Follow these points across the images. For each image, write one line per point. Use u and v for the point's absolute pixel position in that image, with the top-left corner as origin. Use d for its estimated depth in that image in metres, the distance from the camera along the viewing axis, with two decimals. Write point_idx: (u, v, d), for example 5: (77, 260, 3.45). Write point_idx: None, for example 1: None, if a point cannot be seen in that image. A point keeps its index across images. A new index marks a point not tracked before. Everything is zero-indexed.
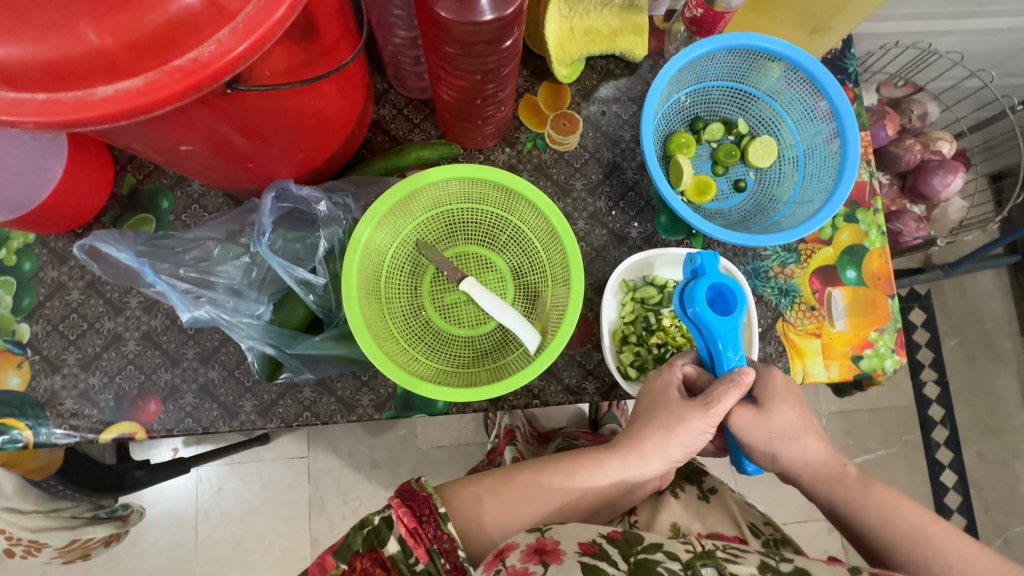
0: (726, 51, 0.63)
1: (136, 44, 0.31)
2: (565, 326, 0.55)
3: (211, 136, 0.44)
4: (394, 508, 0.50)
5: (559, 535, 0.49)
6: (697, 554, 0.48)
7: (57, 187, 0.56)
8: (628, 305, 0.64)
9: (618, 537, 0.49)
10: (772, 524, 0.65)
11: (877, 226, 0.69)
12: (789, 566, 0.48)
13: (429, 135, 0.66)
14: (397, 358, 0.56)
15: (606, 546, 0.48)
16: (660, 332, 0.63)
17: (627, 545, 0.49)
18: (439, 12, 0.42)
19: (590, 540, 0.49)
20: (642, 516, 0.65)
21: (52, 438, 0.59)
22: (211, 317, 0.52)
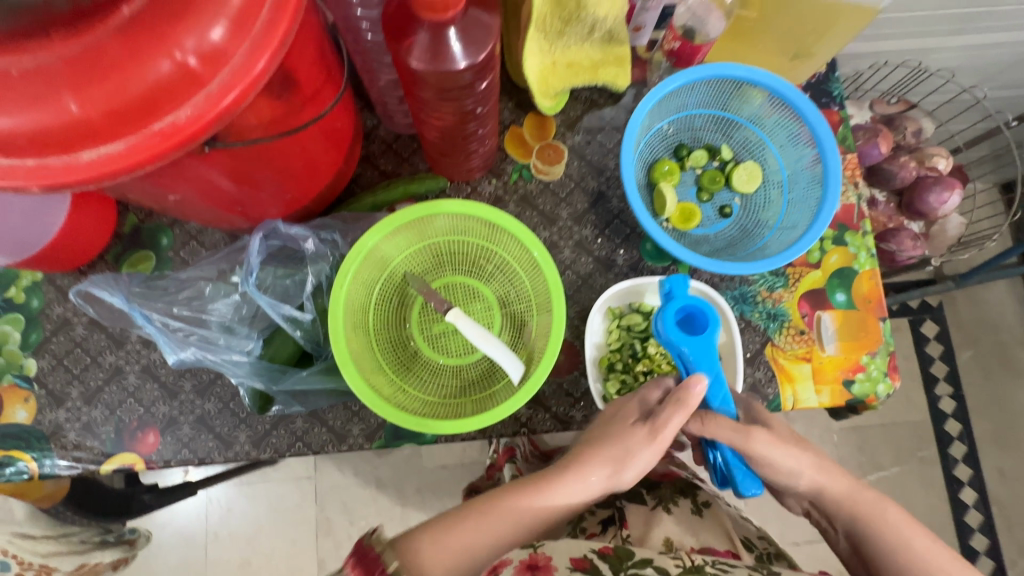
0: (705, 81, 0.63)
1: (117, 112, 0.33)
2: (548, 356, 0.56)
3: (198, 183, 0.46)
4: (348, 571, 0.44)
5: (551, 551, 0.55)
6: (687, 569, 0.55)
7: (61, 230, 0.58)
8: (614, 332, 0.64)
9: (610, 553, 0.55)
10: (766, 538, 0.68)
11: (867, 249, 0.68)
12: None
13: (417, 169, 0.68)
14: (383, 391, 0.57)
15: (596, 562, 0.54)
16: (646, 359, 0.64)
17: (619, 561, 0.54)
18: (412, 63, 0.44)
19: (581, 556, 0.55)
20: (634, 531, 0.66)
21: (56, 470, 0.61)
22: (197, 358, 0.53)
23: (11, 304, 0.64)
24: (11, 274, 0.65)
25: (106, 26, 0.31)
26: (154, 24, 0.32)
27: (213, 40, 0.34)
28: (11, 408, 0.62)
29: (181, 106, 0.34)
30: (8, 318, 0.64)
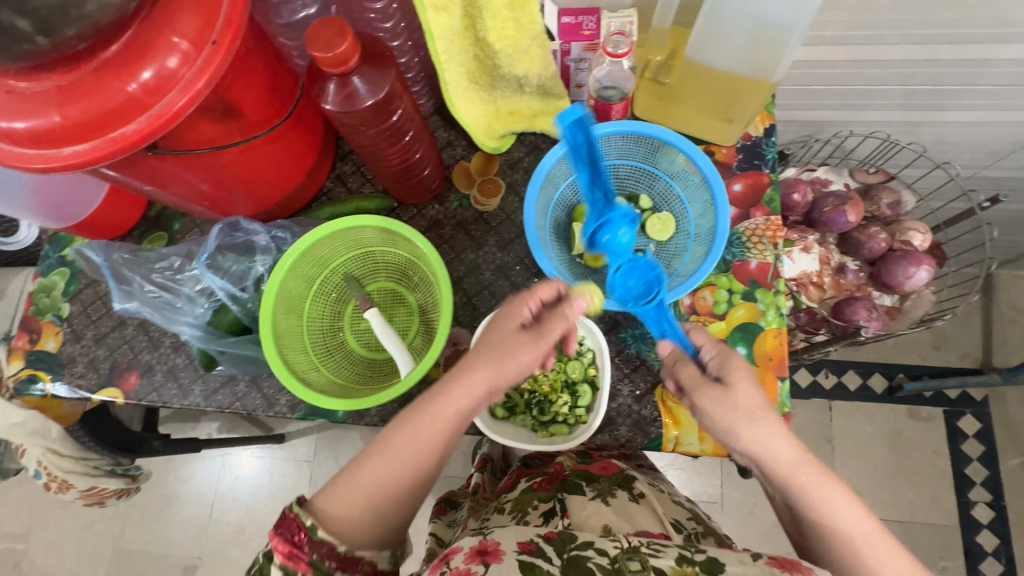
0: (620, 136, 0.70)
1: (85, 123, 0.47)
2: (429, 357, 0.65)
3: (168, 179, 0.61)
4: (270, 539, 0.52)
5: (499, 536, 0.55)
6: (625, 550, 0.53)
7: (91, 207, 0.76)
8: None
9: (555, 538, 0.54)
10: (695, 520, 0.73)
11: (776, 308, 0.70)
12: (703, 556, 0.52)
13: (376, 189, 0.80)
14: (298, 367, 0.68)
15: (542, 546, 0.53)
16: (531, 379, 0.70)
17: (562, 543, 0.54)
18: (325, 104, 0.56)
19: (528, 540, 0.54)
20: (574, 519, 0.68)
21: (62, 392, 0.78)
22: (139, 310, 0.70)
23: (64, 261, 0.84)
24: (69, 237, 0.85)
25: (87, 67, 0.46)
26: (118, 66, 0.47)
27: (166, 69, 0.48)
28: (46, 338, 0.81)
29: (137, 117, 0.48)
30: (60, 270, 0.84)
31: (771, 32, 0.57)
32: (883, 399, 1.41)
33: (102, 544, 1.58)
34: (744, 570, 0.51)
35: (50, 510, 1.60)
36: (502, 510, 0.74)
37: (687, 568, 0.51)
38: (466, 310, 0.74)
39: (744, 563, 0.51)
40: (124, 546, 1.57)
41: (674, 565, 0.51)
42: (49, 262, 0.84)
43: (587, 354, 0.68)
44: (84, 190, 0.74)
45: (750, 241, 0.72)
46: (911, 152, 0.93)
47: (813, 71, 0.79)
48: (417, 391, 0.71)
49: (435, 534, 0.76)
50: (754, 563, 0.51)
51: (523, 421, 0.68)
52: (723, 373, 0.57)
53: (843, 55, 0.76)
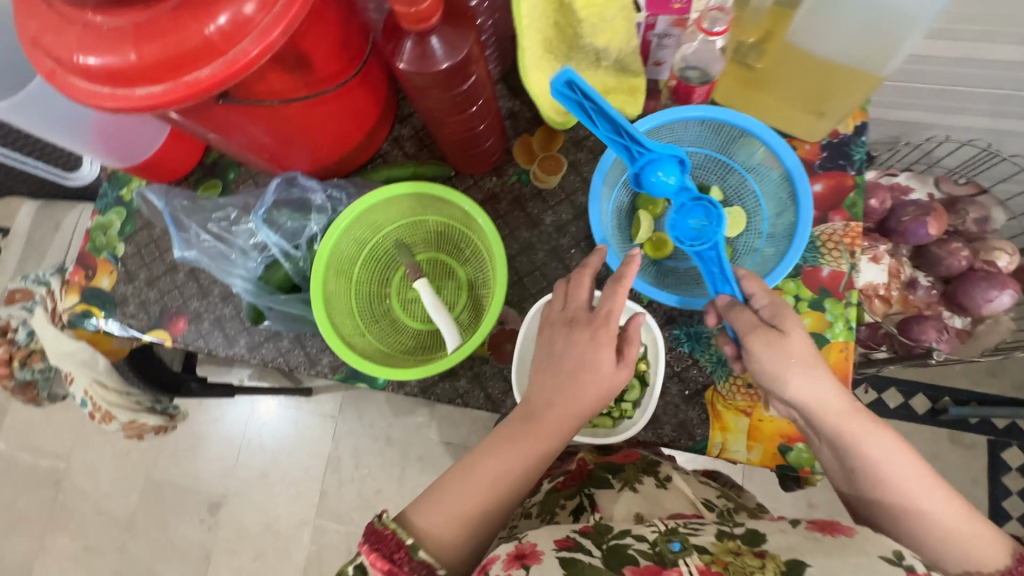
0: (699, 122, 0.65)
1: (159, 65, 0.46)
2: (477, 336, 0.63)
3: (231, 128, 0.60)
4: (364, 555, 0.49)
5: (535, 538, 0.52)
6: (662, 533, 0.53)
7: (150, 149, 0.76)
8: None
9: (591, 531, 0.54)
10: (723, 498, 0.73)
11: (845, 320, 0.65)
12: (741, 529, 0.52)
13: (434, 156, 0.78)
14: (345, 331, 0.67)
15: (580, 540, 0.52)
16: None
17: (599, 536, 0.53)
18: (400, 64, 0.53)
19: (564, 536, 0.53)
20: (605, 514, 0.67)
21: (114, 329, 0.80)
22: (197, 258, 0.70)
23: (121, 201, 0.85)
24: (127, 178, 0.86)
25: (166, 5, 0.44)
26: (196, 7, 0.45)
27: (243, 14, 0.46)
28: (100, 275, 0.83)
29: (211, 62, 0.47)
30: (117, 209, 0.85)
31: (888, 25, 0.52)
32: (925, 421, 1.35)
33: (136, 474, 1.66)
34: (785, 539, 0.50)
35: (91, 436, 1.69)
36: (529, 515, 0.71)
37: (729, 543, 0.51)
38: (515, 289, 0.73)
39: (785, 531, 0.51)
40: (156, 478, 1.66)
41: (716, 541, 0.51)
42: (107, 200, 0.85)
43: (638, 347, 0.67)
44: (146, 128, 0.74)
45: (825, 246, 0.67)
46: (1008, 165, 0.85)
47: (913, 68, 0.73)
48: (459, 366, 0.71)
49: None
50: (795, 529, 0.51)
51: None
52: (776, 321, 0.55)
53: (950, 52, 0.69)
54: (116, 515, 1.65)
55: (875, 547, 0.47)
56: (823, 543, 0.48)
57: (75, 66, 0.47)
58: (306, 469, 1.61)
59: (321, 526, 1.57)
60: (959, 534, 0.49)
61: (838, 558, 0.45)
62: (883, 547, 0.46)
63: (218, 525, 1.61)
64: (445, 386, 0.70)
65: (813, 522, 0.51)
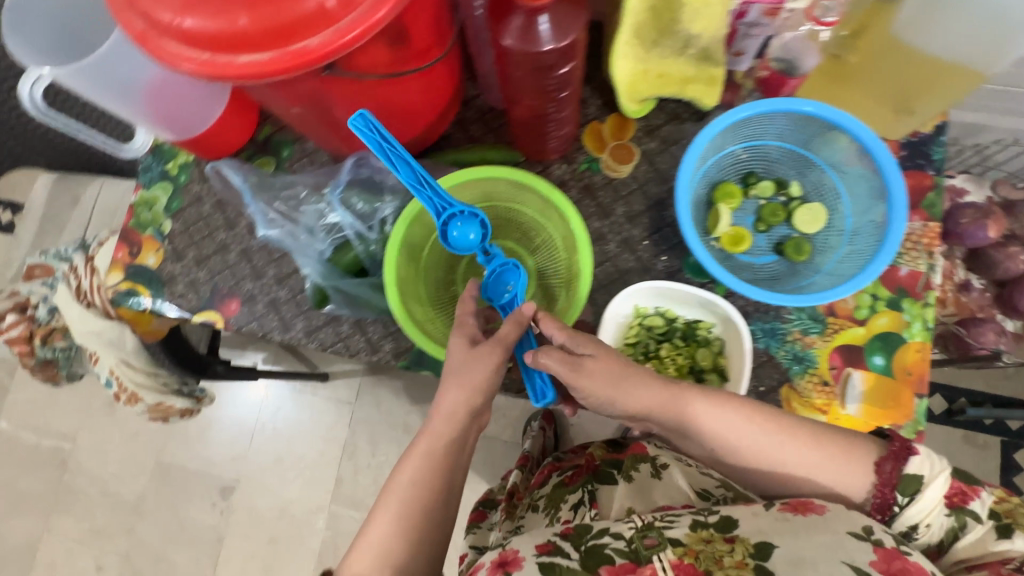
0: (787, 115, 0.64)
1: (270, 31, 0.43)
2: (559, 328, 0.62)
3: (313, 104, 0.57)
4: None
5: (517, 546, 0.57)
6: (638, 529, 0.55)
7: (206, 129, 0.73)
8: (634, 328, 0.69)
9: (571, 532, 0.56)
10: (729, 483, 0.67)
11: (922, 320, 0.65)
12: (716, 518, 0.55)
13: (500, 140, 0.75)
14: (418, 318, 0.66)
15: (559, 543, 0.55)
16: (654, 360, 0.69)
17: (579, 536, 0.55)
18: (504, 40, 0.51)
19: (545, 541, 0.56)
20: (601, 510, 0.72)
21: (163, 310, 0.78)
22: (280, 237, 0.69)
23: (166, 175, 0.82)
24: (173, 152, 0.82)
25: None
26: None
27: None
28: (146, 253, 0.79)
29: (322, 30, 0.44)
30: (162, 184, 0.81)
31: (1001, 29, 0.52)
32: (942, 421, 1.37)
33: (146, 455, 1.63)
34: (757, 522, 0.53)
35: (99, 416, 1.65)
36: (536, 508, 0.80)
37: (703, 531, 0.54)
38: None
39: (758, 515, 0.54)
40: (167, 460, 1.63)
41: (690, 532, 0.54)
42: (151, 174, 0.82)
43: (716, 342, 0.68)
44: (207, 108, 0.71)
45: (903, 246, 0.67)
46: None
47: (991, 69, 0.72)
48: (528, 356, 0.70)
49: (475, 544, 0.84)
50: (767, 513, 0.54)
51: None
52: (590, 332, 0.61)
53: None
54: (125, 496, 1.61)
55: (845, 523, 0.51)
56: (794, 522, 0.52)
57: (176, 29, 0.44)
58: (321, 455, 1.59)
59: (337, 512, 1.55)
60: (824, 468, 0.56)
61: (805, 538, 0.49)
62: (852, 523, 0.51)
63: (231, 509, 1.59)
64: (514, 376, 0.69)
65: (785, 501, 0.55)
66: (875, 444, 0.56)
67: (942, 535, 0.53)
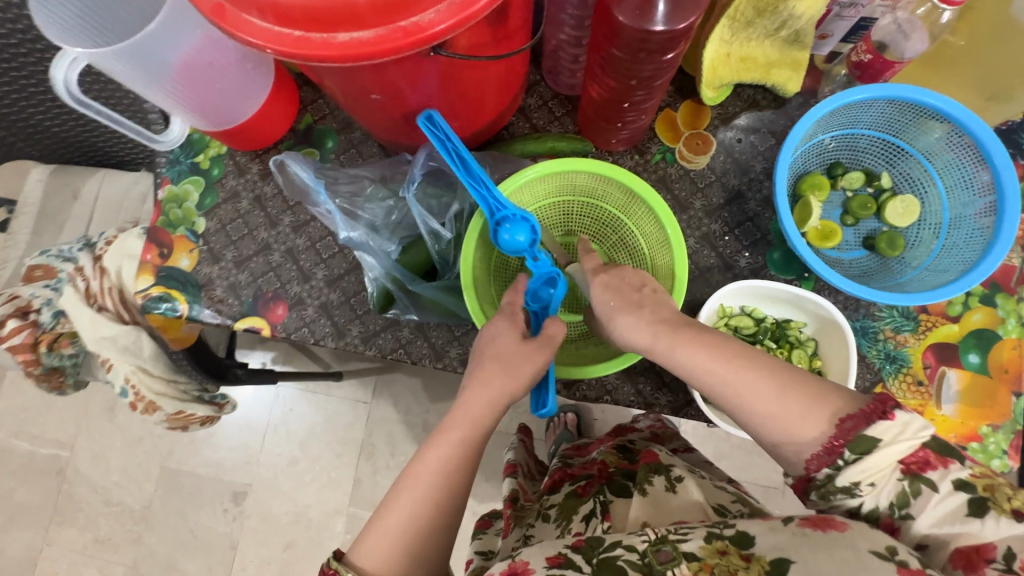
0: (886, 102, 0.61)
1: (379, 4, 0.37)
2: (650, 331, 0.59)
3: (392, 90, 0.52)
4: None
5: (527, 556, 0.49)
6: (652, 542, 0.47)
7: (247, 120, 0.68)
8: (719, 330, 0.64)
9: (582, 544, 0.49)
10: (740, 503, 0.68)
11: (1017, 316, 0.64)
12: (733, 531, 0.45)
13: (566, 129, 0.71)
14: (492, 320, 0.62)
15: (571, 556, 0.48)
16: None
17: (590, 549, 0.49)
18: (618, 15, 0.46)
19: (556, 554, 0.48)
20: (615, 522, 0.67)
21: (200, 316, 0.71)
22: (363, 239, 0.63)
23: (197, 169, 0.75)
24: (203, 143, 0.75)
25: None
26: None
27: None
28: (178, 254, 0.73)
29: (437, 5, 0.39)
30: (192, 179, 0.74)
31: None
32: None
33: (151, 462, 1.55)
34: (777, 537, 0.43)
35: (98, 423, 1.56)
36: (547, 517, 0.74)
37: (719, 544, 0.45)
38: None
39: (776, 530, 0.43)
40: (173, 466, 1.55)
41: (705, 545, 0.45)
42: (179, 168, 0.75)
43: (811, 343, 0.64)
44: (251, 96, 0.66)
45: None
46: None
47: None
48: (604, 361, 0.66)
49: (480, 550, 0.75)
50: (787, 528, 0.43)
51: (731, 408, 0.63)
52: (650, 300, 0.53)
53: None
54: (130, 505, 1.53)
55: (865, 539, 0.41)
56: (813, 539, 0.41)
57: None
58: (338, 456, 1.52)
59: (356, 515, 1.49)
60: (790, 422, 0.44)
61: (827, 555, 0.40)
62: (874, 540, 0.40)
63: (243, 515, 1.51)
64: (592, 382, 0.65)
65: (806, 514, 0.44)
66: (847, 397, 0.43)
67: (891, 499, 0.41)
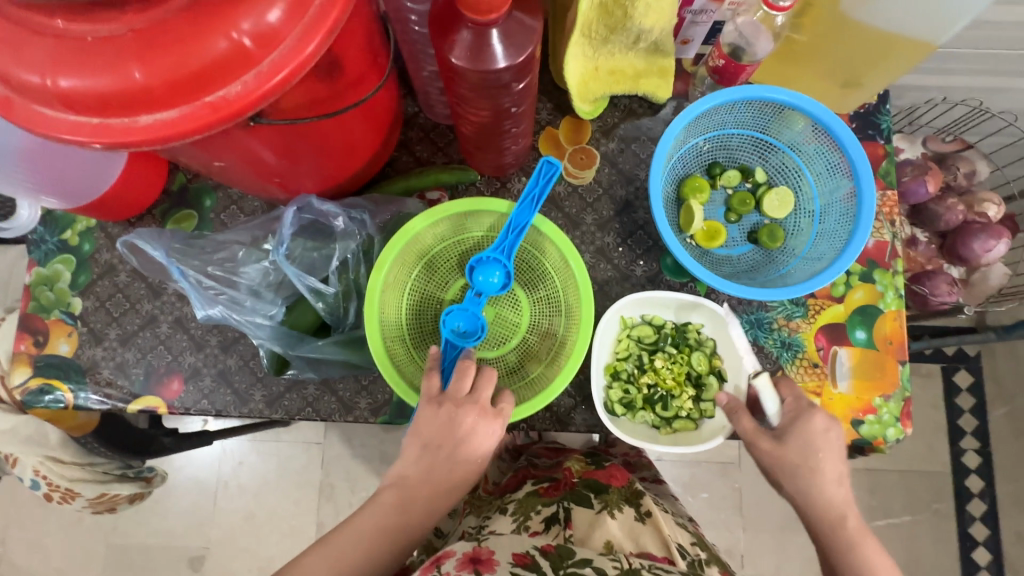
0: (746, 102, 0.63)
1: (175, 82, 0.35)
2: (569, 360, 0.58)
3: (239, 151, 0.50)
4: None
5: (495, 547, 0.58)
6: (624, 570, 0.55)
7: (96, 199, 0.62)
8: (623, 341, 0.65)
9: (553, 553, 0.57)
10: (699, 547, 0.68)
11: (895, 289, 0.67)
12: None
13: (451, 159, 0.70)
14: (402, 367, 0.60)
15: (538, 560, 0.56)
16: (651, 373, 0.64)
17: (559, 559, 0.56)
18: (453, 59, 0.46)
19: (524, 553, 0.57)
20: (577, 532, 0.66)
21: (88, 402, 0.67)
22: (224, 315, 0.60)
23: (66, 246, 0.70)
24: (69, 218, 0.70)
25: (172, 4, 0.34)
26: (218, 5, 0.34)
27: (269, 22, 0.36)
28: (56, 339, 0.68)
29: (242, 75, 0.37)
30: (61, 257, 0.69)
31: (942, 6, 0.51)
32: None
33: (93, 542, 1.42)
34: None
35: (23, 510, 1.40)
36: (504, 510, 0.72)
37: None
38: None
39: None
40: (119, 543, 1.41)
41: None
42: (46, 247, 0.70)
43: (710, 343, 0.65)
44: (93, 184, 0.61)
45: None
46: (995, 121, 0.90)
47: None
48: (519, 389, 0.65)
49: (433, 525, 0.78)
50: None
51: (643, 416, 0.63)
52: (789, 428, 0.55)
53: None
54: None
55: None
56: None
57: (51, 91, 0.35)
58: (295, 503, 1.41)
59: None
60: None
61: None
62: None
63: None
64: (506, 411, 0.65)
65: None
66: None
67: None
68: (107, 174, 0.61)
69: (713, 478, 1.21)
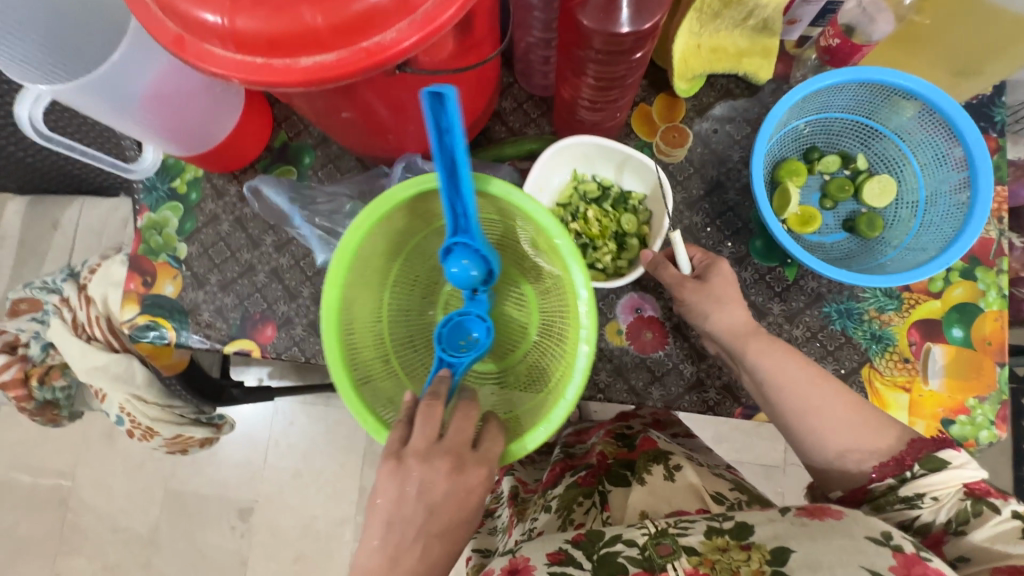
0: (857, 85, 0.61)
1: (338, 26, 0.37)
2: (568, 385, 0.53)
3: (361, 104, 0.52)
4: None
5: (529, 553, 0.55)
6: (652, 535, 0.53)
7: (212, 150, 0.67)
8: (568, 190, 0.68)
9: (582, 539, 0.54)
10: (737, 491, 0.69)
11: (997, 288, 0.65)
12: (730, 523, 0.52)
13: (542, 130, 0.71)
14: (369, 367, 0.58)
15: (571, 552, 0.53)
16: (581, 222, 0.67)
17: (590, 544, 0.53)
18: (583, 19, 0.46)
19: (557, 549, 0.54)
20: (614, 513, 0.68)
21: (189, 341, 0.71)
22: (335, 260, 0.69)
23: (175, 194, 0.74)
24: (179, 167, 0.74)
25: None
26: None
27: None
28: (162, 281, 0.72)
29: (398, 23, 0.38)
30: (170, 204, 0.74)
31: None
32: None
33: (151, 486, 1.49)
34: (773, 527, 0.50)
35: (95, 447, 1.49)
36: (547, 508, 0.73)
37: (718, 539, 0.51)
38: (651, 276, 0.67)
39: (774, 520, 0.51)
40: (176, 487, 1.49)
41: (705, 539, 0.51)
42: (157, 194, 0.74)
43: (643, 211, 0.67)
44: (210, 133, 0.65)
45: None
46: None
47: None
48: (597, 360, 0.66)
49: (478, 548, 0.79)
50: (784, 517, 0.51)
51: None
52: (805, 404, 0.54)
53: None
54: (136, 530, 1.48)
55: (862, 527, 0.48)
56: (811, 526, 0.49)
57: (226, 31, 0.38)
58: (341, 466, 1.47)
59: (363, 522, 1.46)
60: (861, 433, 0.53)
61: (824, 542, 0.47)
62: (871, 530, 0.48)
63: (251, 532, 1.46)
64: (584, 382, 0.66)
65: (801, 506, 0.52)
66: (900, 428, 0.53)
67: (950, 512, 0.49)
68: (223, 124, 0.65)
69: (759, 479, 1.19)
